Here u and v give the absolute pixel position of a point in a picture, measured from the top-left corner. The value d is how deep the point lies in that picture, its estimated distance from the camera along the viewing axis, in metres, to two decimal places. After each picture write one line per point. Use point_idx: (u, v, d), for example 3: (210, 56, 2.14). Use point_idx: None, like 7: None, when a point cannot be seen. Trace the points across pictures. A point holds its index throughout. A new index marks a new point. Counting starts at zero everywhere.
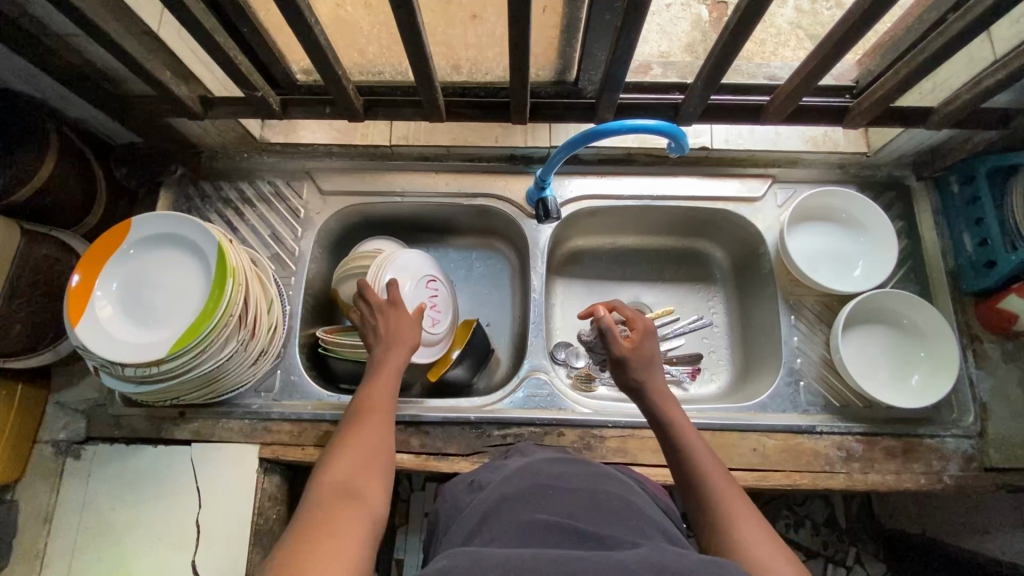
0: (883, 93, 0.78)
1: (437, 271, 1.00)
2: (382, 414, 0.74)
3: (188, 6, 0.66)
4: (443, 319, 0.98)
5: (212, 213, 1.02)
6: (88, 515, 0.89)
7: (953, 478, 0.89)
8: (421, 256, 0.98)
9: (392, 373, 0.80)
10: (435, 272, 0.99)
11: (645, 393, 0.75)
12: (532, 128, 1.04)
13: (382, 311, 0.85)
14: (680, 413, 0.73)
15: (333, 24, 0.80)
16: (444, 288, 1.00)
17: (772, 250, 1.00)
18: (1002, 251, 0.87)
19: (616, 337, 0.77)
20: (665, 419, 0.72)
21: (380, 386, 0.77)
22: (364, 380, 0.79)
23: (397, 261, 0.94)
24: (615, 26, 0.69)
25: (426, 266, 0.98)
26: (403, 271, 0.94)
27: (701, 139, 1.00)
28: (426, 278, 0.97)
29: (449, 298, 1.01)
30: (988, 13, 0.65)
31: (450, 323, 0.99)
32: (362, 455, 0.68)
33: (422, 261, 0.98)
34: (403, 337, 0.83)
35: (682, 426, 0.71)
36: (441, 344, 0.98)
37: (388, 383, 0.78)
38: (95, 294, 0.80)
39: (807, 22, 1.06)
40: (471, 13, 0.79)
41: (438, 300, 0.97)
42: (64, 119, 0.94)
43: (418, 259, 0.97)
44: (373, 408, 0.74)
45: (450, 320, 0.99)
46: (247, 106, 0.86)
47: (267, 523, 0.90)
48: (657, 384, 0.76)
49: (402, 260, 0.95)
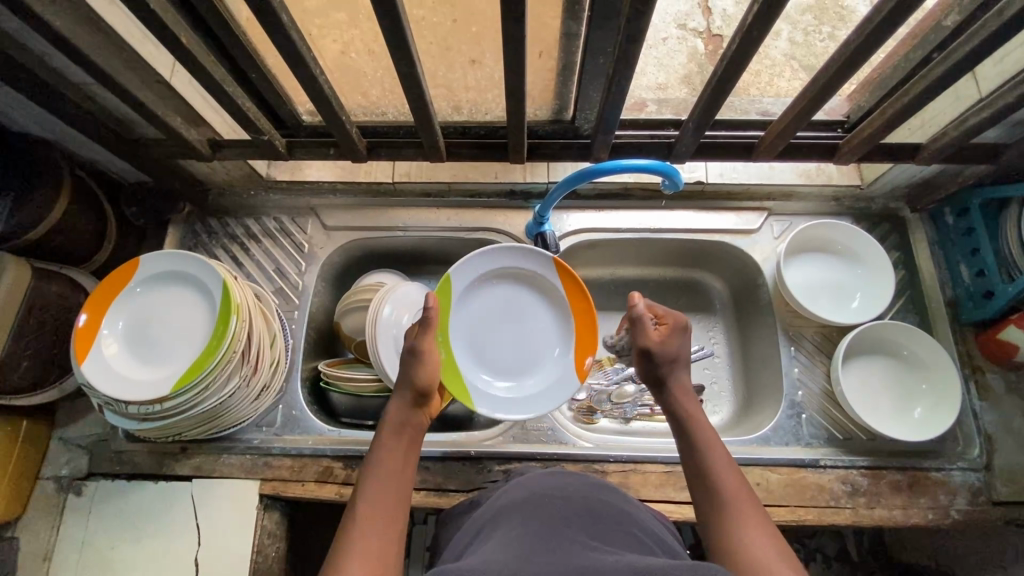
0: (871, 131, 0.80)
1: (461, 284, 0.92)
2: (396, 486, 0.66)
3: (199, 60, 0.69)
4: (491, 345, 0.94)
5: (218, 249, 1.05)
6: (88, 551, 0.89)
7: (960, 512, 0.88)
8: (462, 266, 0.91)
9: (400, 443, 0.70)
10: (468, 285, 0.93)
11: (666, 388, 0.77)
12: (531, 165, 1.06)
13: (408, 357, 0.76)
14: (693, 403, 0.75)
15: (337, 69, 0.83)
16: (464, 333, 0.93)
17: (770, 281, 1.01)
18: (998, 282, 0.88)
19: (646, 327, 0.78)
20: (682, 413, 0.73)
21: (395, 444, 0.70)
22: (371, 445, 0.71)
23: (528, 262, 0.94)
24: (607, 71, 0.71)
25: (487, 278, 0.94)
26: (506, 277, 0.95)
27: (696, 174, 1.02)
28: (511, 292, 0.95)
29: (454, 315, 0.92)
30: (967, 58, 0.67)
31: (485, 366, 0.93)
32: (378, 540, 0.60)
33: (480, 275, 0.93)
34: (422, 383, 0.74)
35: (695, 414, 0.73)
36: (469, 384, 0.90)
37: (411, 442, 0.71)
38: (102, 333, 0.82)
39: (800, 53, 1.10)
40: (470, 58, 0.83)
41: (496, 318, 0.95)
42: (77, 161, 0.97)
43: (482, 270, 0.93)
44: (386, 467, 0.67)
45: (481, 363, 0.93)
46: (254, 147, 0.88)
47: (267, 561, 0.89)
48: (681, 377, 0.77)
49: (507, 266, 0.94)
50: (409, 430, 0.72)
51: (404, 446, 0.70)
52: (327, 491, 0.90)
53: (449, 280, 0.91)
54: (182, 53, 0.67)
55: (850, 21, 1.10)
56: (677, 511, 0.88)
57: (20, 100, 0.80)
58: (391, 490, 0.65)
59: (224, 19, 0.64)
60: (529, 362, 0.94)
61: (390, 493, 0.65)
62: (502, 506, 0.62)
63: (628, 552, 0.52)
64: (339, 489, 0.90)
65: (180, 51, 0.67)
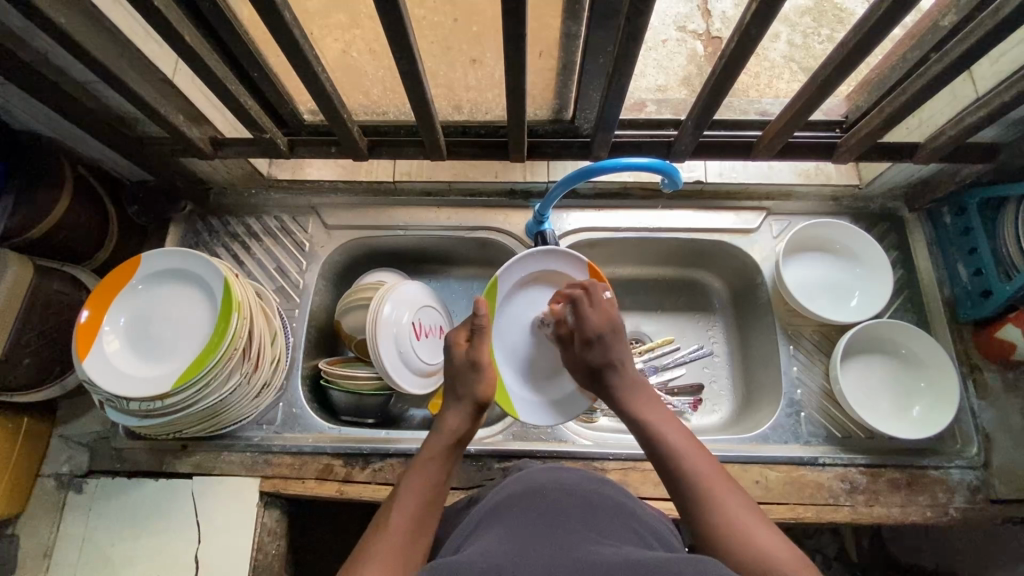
0: (869, 129, 0.81)
1: (505, 288, 0.93)
2: (433, 497, 0.66)
3: (203, 58, 0.69)
4: (528, 346, 0.96)
5: (219, 247, 1.05)
6: (87, 549, 0.89)
7: (958, 510, 0.88)
8: (507, 270, 0.92)
9: (445, 455, 0.71)
10: (514, 288, 0.94)
11: (609, 380, 0.79)
12: (531, 164, 1.07)
13: (466, 369, 0.78)
14: (637, 394, 0.77)
15: (338, 68, 0.84)
16: (506, 340, 0.95)
17: (769, 280, 1.02)
18: (996, 281, 0.89)
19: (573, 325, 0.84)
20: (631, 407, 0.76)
21: (439, 454, 0.71)
22: (417, 452, 0.72)
23: (566, 266, 0.94)
24: (607, 70, 0.72)
25: (529, 281, 0.95)
26: (547, 281, 0.95)
27: (695, 173, 1.03)
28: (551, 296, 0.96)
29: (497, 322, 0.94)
30: (964, 57, 0.67)
31: (526, 372, 0.95)
32: (405, 544, 0.60)
33: (522, 280, 0.94)
34: (482, 395, 0.77)
35: (642, 406, 0.75)
36: (512, 392, 0.93)
37: (457, 459, 0.72)
38: (105, 329, 0.82)
39: (799, 55, 1.11)
40: (472, 58, 0.84)
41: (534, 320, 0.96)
42: (79, 159, 0.97)
43: (525, 274, 0.94)
44: (423, 475, 0.68)
45: (523, 370, 0.95)
46: (256, 146, 0.89)
47: (266, 559, 0.89)
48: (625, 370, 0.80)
49: (552, 268, 0.94)
50: (456, 445, 0.73)
51: (447, 459, 0.71)
52: (327, 488, 0.91)
53: (495, 285, 0.92)
54: (185, 51, 0.67)
55: (848, 23, 1.11)
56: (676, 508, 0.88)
57: (24, 98, 0.80)
58: (421, 495, 0.65)
59: (227, 17, 0.64)
60: (566, 367, 0.96)
61: (426, 498, 0.65)
62: (501, 500, 0.62)
63: (627, 546, 0.52)
64: (338, 486, 0.91)
65: (182, 49, 0.67)
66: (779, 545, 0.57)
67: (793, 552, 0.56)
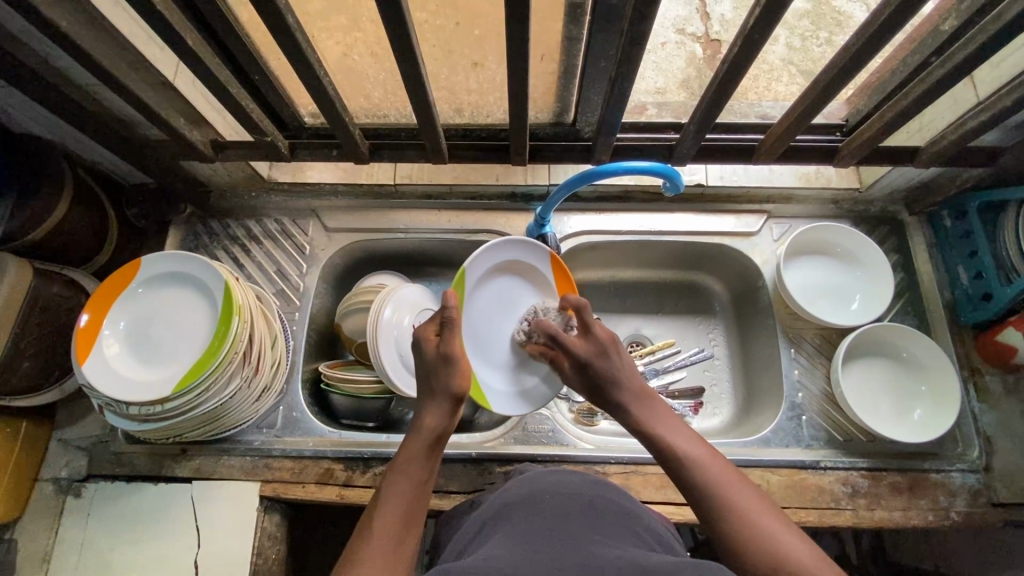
0: (871, 133, 0.81)
1: (473, 277, 0.89)
2: (416, 500, 0.64)
3: (204, 62, 0.69)
4: (493, 334, 0.94)
5: (219, 250, 1.04)
6: (87, 553, 0.89)
7: (960, 514, 0.88)
8: (476, 259, 0.88)
9: (426, 455, 0.68)
10: (480, 278, 0.91)
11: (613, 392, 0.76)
12: (532, 167, 1.07)
13: (438, 365, 0.75)
14: (641, 404, 0.74)
15: (340, 71, 0.84)
16: (473, 331, 0.92)
17: (769, 282, 1.02)
18: (997, 285, 0.89)
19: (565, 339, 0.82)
20: (637, 417, 0.73)
21: (420, 454, 0.68)
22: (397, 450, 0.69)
23: (527, 253, 0.94)
24: (609, 73, 0.72)
25: (493, 270, 0.93)
26: (509, 269, 0.94)
27: (696, 176, 1.02)
28: (513, 284, 0.95)
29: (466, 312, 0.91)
30: (965, 62, 0.67)
31: (493, 362, 0.94)
32: (390, 550, 0.59)
33: (488, 269, 0.92)
34: (458, 391, 0.73)
35: (648, 416, 0.73)
36: (484, 384, 0.91)
37: (437, 459, 0.70)
38: (104, 333, 0.82)
39: (798, 57, 1.11)
40: (473, 61, 0.84)
41: (497, 309, 0.94)
42: (78, 162, 0.97)
43: (491, 263, 0.91)
44: (406, 478, 0.66)
45: (490, 361, 0.93)
46: (257, 149, 0.88)
47: (266, 564, 0.89)
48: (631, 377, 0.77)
49: (515, 255, 0.93)
50: (436, 444, 0.70)
51: (426, 459, 0.68)
52: (328, 493, 0.90)
53: (465, 274, 0.88)
54: (187, 54, 0.67)
55: (847, 25, 1.11)
56: (677, 512, 0.88)
57: (23, 101, 0.80)
58: (408, 500, 0.64)
59: (229, 21, 0.64)
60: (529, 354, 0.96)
61: (409, 503, 0.64)
62: (504, 504, 0.61)
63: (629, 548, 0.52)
64: (339, 490, 0.90)
65: (184, 52, 0.67)
66: (797, 545, 0.57)
67: (809, 550, 0.56)
